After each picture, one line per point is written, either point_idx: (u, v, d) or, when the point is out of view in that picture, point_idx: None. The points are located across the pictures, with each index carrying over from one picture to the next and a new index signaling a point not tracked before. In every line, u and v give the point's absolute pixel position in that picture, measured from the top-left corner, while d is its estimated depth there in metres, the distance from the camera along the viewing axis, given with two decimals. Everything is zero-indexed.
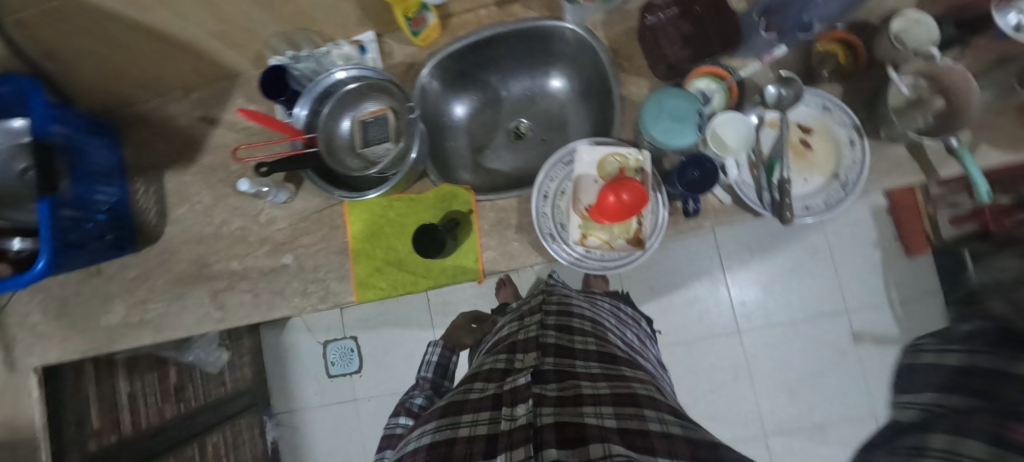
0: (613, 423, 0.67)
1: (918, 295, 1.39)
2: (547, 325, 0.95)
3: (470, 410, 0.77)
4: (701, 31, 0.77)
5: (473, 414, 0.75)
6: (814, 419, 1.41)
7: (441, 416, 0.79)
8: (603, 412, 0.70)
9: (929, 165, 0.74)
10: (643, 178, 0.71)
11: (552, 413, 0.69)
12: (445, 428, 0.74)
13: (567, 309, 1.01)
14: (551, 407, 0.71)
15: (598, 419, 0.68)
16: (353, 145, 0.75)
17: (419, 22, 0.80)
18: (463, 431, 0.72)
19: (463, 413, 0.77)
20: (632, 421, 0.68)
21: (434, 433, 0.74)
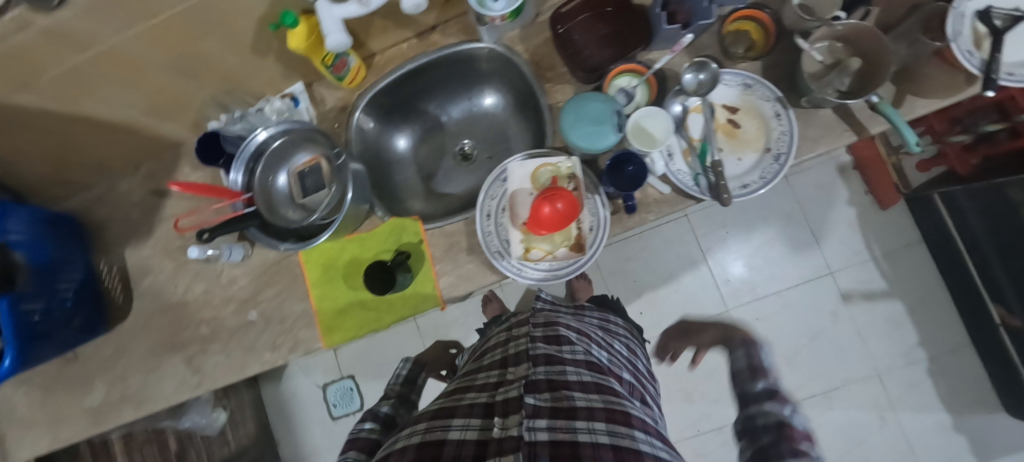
0: (606, 441, 0.67)
1: (899, 248, 1.39)
2: (534, 336, 0.91)
3: (460, 415, 0.75)
4: (617, 31, 0.78)
5: (462, 420, 0.73)
6: (819, 389, 1.40)
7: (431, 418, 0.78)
8: (595, 428, 0.68)
9: (861, 122, 0.74)
10: (576, 184, 0.72)
11: (546, 425, 0.67)
12: (437, 430, 0.72)
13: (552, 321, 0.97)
14: (546, 420, 0.68)
15: (591, 435, 0.67)
16: (292, 196, 0.76)
17: (341, 67, 0.80)
18: (454, 436, 0.70)
19: (454, 417, 0.76)
20: (625, 442, 0.68)
21: (426, 435, 0.72)
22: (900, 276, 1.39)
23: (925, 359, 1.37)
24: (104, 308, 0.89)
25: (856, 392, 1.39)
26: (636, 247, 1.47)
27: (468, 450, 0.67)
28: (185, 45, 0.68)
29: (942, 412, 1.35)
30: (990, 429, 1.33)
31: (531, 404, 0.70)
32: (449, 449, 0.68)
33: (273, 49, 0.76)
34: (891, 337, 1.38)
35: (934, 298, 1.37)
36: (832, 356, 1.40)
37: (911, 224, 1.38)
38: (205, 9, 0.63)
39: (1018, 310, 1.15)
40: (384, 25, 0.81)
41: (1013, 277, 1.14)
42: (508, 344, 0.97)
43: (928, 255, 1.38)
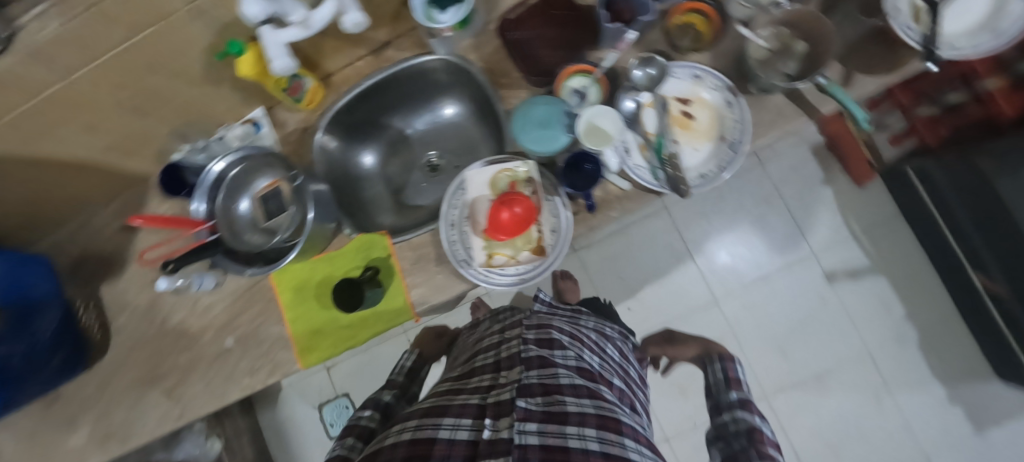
0: (597, 448, 0.64)
1: (881, 222, 1.37)
2: (526, 338, 0.85)
3: (453, 412, 0.72)
4: (567, 33, 0.80)
5: (454, 418, 0.70)
6: (812, 370, 1.36)
7: (424, 414, 0.75)
8: (586, 434, 0.65)
9: (812, 104, 0.74)
10: (533, 188, 0.74)
11: (536, 428, 0.64)
12: (428, 426, 0.70)
13: (547, 322, 0.91)
14: (537, 424, 0.65)
15: (581, 442, 0.64)
16: (255, 220, 0.77)
17: (296, 89, 0.81)
18: (444, 435, 0.67)
19: (445, 415, 0.72)
20: (614, 448, 0.66)
21: (416, 430, 0.70)
22: (882, 252, 1.37)
23: (916, 334, 1.34)
24: (84, 346, 0.89)
25: (852, 374, 1.34)
26: (620, 245, 1.41)
27: (457, 450, 0.65)
28: (136, 81, 0.69)
29: (936, 385, 1.32)
30: (985, 397, 1.30)
31: (523, 406, 0.67)
32: (438, 449, 0.65)
33: (226, 77, 0.77)
34: (880, 317, 1.35)
35: (919, 270, 1.35)
36: (827, 339, 1.36)
37: (888, 199, 1.37)
38: (148, 45, 0.64)
39: (1002, 281, 1.12)
40: (336, 45, 0.82)
41: (991, 245, 1.12)
42: (500, 347, 0.88)
43: (909, 230, 1.36)
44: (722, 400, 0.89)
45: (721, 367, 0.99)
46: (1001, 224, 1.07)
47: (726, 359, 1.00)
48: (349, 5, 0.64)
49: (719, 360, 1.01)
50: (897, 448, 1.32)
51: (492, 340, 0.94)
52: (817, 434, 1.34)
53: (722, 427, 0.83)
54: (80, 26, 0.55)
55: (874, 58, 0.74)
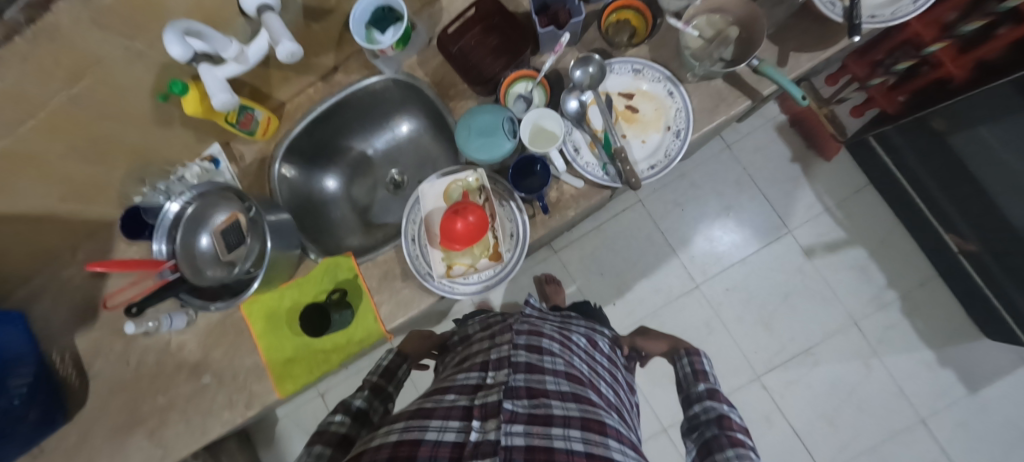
0: (581, 449, 0.64)
1: (853, 193, 1.33)
2: (516, 343, 0.82)
3: (439, 413, 0.70)
4: (507, 41, 0.79)
5: (441, 420, 0.68)
6: (800, 347, 1.32)
7: (410, 416, 0.71)
8: (570, 436, 0.66)
9: (751, 86, 0.76)
10: (486, 195, 0.74)
11: (522, 430, 0.65)
12: (415, 428, 0.67)
13: (536, 327, 0.88)
14: (523, 426, 0.65)
15: (566, 443, 0.64)
16: (217, 255, 0.77)
17: (248, 122, 0.81)
18: (431, 437, 0.65)
19: (432, 417, 0.69)
20: (598, 450, 0.66)
21: (404, 431, 0.67)
22: (856, 221, 1.33)
23: (896, 299, 1.30)
24: (62, 399, 0.88)
25: (842, 345, 1.30)
26: (598, 242, 1.40)
27: (443, 451, 0.64)
28: (84, 129, 0.70)
29: (923, 347, 1.28)
30: (977, 357, 1.26)
31: (509, 409, 0.67)
32: (425, 451, 0.63)
33: (177, 117, 0.78)
34: (858, 285, 1.31)
35: (894, 235, 1.31)
36: (818, 316, 1.32)
37: (858, 170, 1.34)
38: (89, 93, 0.65)
39: (973, 238, 1.13)
40: (284, 74, 0.83)
41: (959, 204, 1.13)
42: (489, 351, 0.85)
43: (880, 198, 1.32)
44: (691, 391, 0.89)
45: (688, 362, 0.95)
46: (963, 182, 1.09)
47: (694, 354, 0.96)
48: (281, 36, 0.64)
49: (685, 355, 0.97)
50: (892, 414, 1.27)
51: (479, 346, 0.91)
52: (809, 408, 1.29)
53: (694, 419, 0.84)
54: (19, 81, 0.58)
55: (805, 35, 0.75)
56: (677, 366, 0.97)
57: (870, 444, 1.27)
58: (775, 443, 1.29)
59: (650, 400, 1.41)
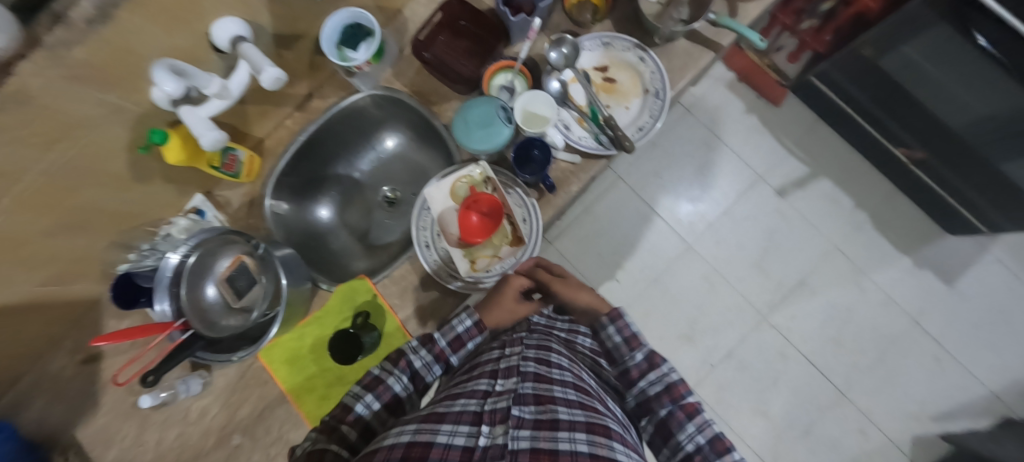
0: (586, 451, 0.52)
1: (807, 130, 1.44)
2: (526, 353, 0.68)
3: (448, 417, 0.56)
4: (476, 38, 0.82)
5: (451, 424, 0.55)
6: (794, 280, 1.40)
7: (421, 417, 0.58)
8: (578, 439, 0.53)
9: (712, 40, 0.81)
10: (493, 185, 0.75)
11: (529, 434, 0.53)
12: (426, 430, 0.54)
13: (547, 339, 0.73)
14: (529, 432, 0.53)
15: (572, 445, 0.52)
16: (227, 303, 0.73)
17: (231, 163, 0.79)
18: (442, 439, 0.53)
19: (443, 421, 0.56)
20: (604, 451, 0.54)
21: (413, 433, 0.54)
22: (815, 155, 1.43)
23: (867, 217, 1.40)
24: None
25: (831, 270, 1.39)
26: (590, 224, 1.43)
27: (453, 454, 0.51)
28: (65, 200, 0.65)
29: (900, 255, 1.38)
30: (947, 254, 1.37)
31: (517, 414, 0.55)
32: (435, 453, 0.51)
33: (159, 171, 0.75)
34: (831, 213, 1.41)
35: (852, 160, 1.42)
36: (802, 247, 1.40)
37: (805, 108, 1.44)
38: (68, 156, 0.61)
39: (920, 147, 1.25)
40: (261, 108, 0.81)
41: (901, 120, 1.24)
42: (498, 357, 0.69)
43: (831, 130, 1.43)
44: (627, 364, 0.73)
45: (615, 329, 0.75)
46: (900, 99, 1.19)
47: (615, 316, 0.75)
48: (263, 63, 0.63)
49: (607, 322, 0.76)
50: (887, 321, 1.37)
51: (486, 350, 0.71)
52: (815, 337, 1.38)
53: (641, 396, 0.72)
54: None
55: None
56: (601, 338, 0.76)
57: (876, 356, 1.36)
58: (795, 377, 1.36)
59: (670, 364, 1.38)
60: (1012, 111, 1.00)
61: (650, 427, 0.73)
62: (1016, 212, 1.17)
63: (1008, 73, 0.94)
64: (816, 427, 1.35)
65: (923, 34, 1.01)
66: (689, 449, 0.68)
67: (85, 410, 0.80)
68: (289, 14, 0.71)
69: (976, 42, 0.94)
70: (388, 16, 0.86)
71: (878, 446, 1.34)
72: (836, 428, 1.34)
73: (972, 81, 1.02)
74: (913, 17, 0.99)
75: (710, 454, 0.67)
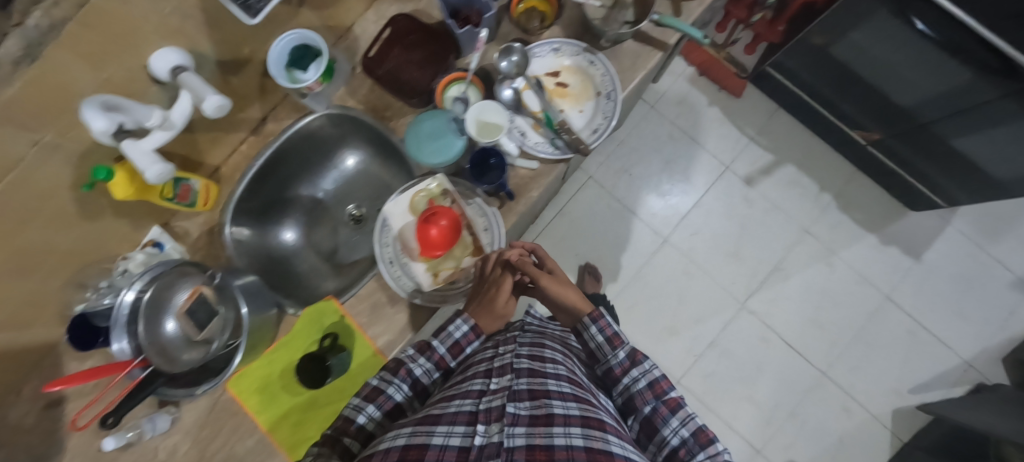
0: (581, 444, 0.54)
1: (768, 119, 1.46)
2: (518, 350, 0.71)
3: (443, 417, 0.58)
4: (428, 51, 0.83)
5: (447, 425, 0.57)
6: (768, 265, 1.42)
7: (417, 418, 0.60)
8: (572, 432, 0.55)
9: (658, 40, 0.83)
10: (452, 197, 0.75)
11: (524, 431, 0.55)
12: (422, 431, 0.56)
13: (540, 338, 0.77)
14: (524, 428, 0.55)
15: (567, 441, 0.54)
16: (187, 337, 0.71)
17: (185, 193, 0.78)
18: (438, 441, 0.54)
19: (438, 421, 0.58)
20: (599, 444, 0.56)
21: (409, 436, 0.56)
22: (777, 142, 1.45)
23: (832, 199, 1.43)
24: None
25: (802, 253, 1.41)
26: (565, 226, 1.44)
27: (450, 455, 0.53)
28: (8, 244, 0.63)
29: (867, 234, 1.41)
30: (911, 230, 1.40)
31: (511, 411, 0.57)
32: (431, 455, 0.53)
33: (109, 207, 0.73)
34: (798, 197, 1.43)
35: (813, 145, 1.45)
36: (773, 232, 1.42)
37: (765, 97, 1.47)
38: (5, 200, 0.59)
39: (876, 128, 1.28)
40: (212, 135, 0.80)
41: (856, 103, 1.26)
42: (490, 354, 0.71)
43: (791, 117, 1.46)
44: (610, 363, 0.76)
45: (597, 329, 0.78)
46: (853, 84, 1.22)
47: (598, 316, 0.79)
48: (205, 91, 0.63)
49: (589, 322, 0.79)
50: (859, 298, 1.39)
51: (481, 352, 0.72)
52: (794, 320, 1.39)
53: (626, 393, 0.75)
54: None
55: None
56: (585, 338, 0.80)
57: (853, 334, 1.38)
58: (777, 360, 1.38)
59: (655, 357, 1.38)
60: (956, 89, 1.03)
61: (635, 425, 0.74)
62: (971, 185, 1.21)
63: (949, 54, 0.98)
64: (801, 409, 1.36)
65: (867, 20, 1.04)
66: (674, 443, 0.69)
67: (47, 460, 0.77)
68: (230, 40, 0.70)
69: (914, 26, 0.97)
70: (338, 35, 0.86)
71: (859, 423, 1.36)
72: (820, 408, 1.36)
73: (916, 62, 1.05)
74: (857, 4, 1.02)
75: (694, 447, 0.68)
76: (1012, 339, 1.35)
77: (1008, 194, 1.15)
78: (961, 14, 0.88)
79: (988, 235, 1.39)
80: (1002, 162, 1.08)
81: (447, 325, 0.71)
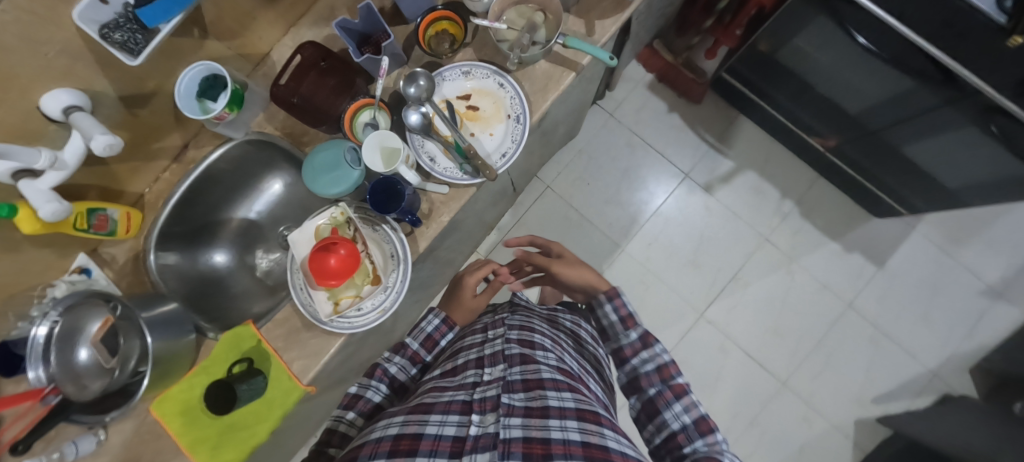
0: (578, 439, 0.60)
1: (728, 126, 1.44)
2: (508, 338, 0.80)
3: (438, 408, 0.66)
4: (341, 75, 0.82)
5: (441, 415, 0.65)
6: (728, 274, 1.39)
7: (411, 407, 0.68)
8: (568, 425, 0.61)
9: (570, 61, 0.81)
10: (355, 226, 0.76)
11: (520, 422, 0.61)
12: (415, 421, 0.64)
13: (529, 322, 0.87)
14: (519, 418, 0.62)
15: (563, 434, 0.60)
16: (99, 364, 0.73)
17: (103, 223, 0.79)
18: (431, 431, 0.62)
19: (433, 410, 0.66)
20: (595, 439, 0.61)
21: (402, 425, 0.64)
22: (738, 148, 1.43)
23: (794, 206, 1.40)
24: None
25: (762, 260, 1.39)
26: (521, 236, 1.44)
27: (444, 445, 0.61)
28: None
29: (828, 241, 1.38)
30: (874, 237, 1.37)
31: (506, 403, 0.64)
32: (426, 445, 0.60)
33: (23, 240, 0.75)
34: (758, 203, 1.41)
35: (774, 151, 1.42)
36: (734, 239, 1.40)
37: (725, 103, 1.44)
38: None
39: (831, 134, 1.25)
40: (129, 166, 0.82)
41: (811, 110, 1.23)
42: (483, 347, 0.81)
43: (751, 123, 1.43)
44: (621, 342, 0.80)
45: (611, 308, 0.82)
46: (804, 89, 1.19)
47: (614, 295, 0.83)
48: (94, 132, 0.65)
49: (604, 300, 0.83)
50: (822, 306, 1.36)
51: (472, 339, 0.86)
52: (753, 329, 1.37)
53: (633, 373, 0.77)
54: None
55: (602, 5, 0.83)
56: (599, 315, 0.84)
57: (813, 341, 1.35)
58: (735, 370, 1.35)
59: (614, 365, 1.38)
60: (899, 96, 1.00)
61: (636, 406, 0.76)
62: (928, 192, 1.17)
63: (888, 63, 0.95)
64: (761, 419, 1.33)
65: (805, 26, 1.01)
66: (675, 428, 0.70)
67: None
68: (129, 75, 0.73)
69: (856, 39, 0.95)
70: (255, 62, 0.88)
71: (821, 433, 1.32)
72: (781, 418, 1.33)
73: (859, 69, 1.02)
74: (795, 11, 0.99)
75: (693, 433, 0.68)
76: (981, 348, 1.31)
77: (964, 201, 1.12)
78: (893, 23, 0.85)
79: (955, 241, 1.35)
80: (955, 170, 1.05)
81: (420, 322, 0.88)
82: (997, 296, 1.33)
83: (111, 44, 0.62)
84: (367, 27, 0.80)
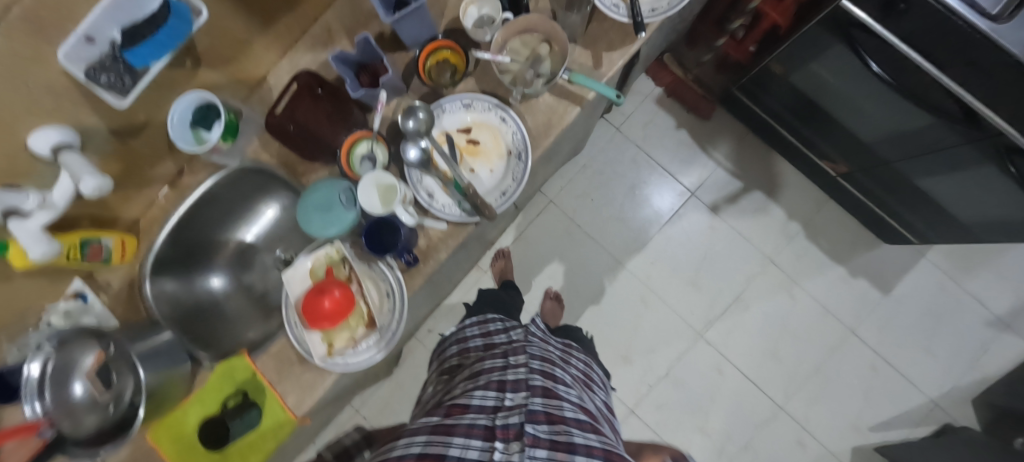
0: None
1: (736, 144, 1.41)
2: (530, 367, 0.78)
3: (461, 430, 0.64)
4: (335, 103, 0.78)
5: (463, 438, 0.63)
6: (731, 295, 1.37)
7: (433, 428, 0.68)
8: None
9: (575, 95, 0.78)
10: (350, 266, 0.78)
11: (546, 454, 0.60)
12: (438, 442, 0.64)
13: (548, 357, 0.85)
14: (545, 450, 0.60)
15: None
16: (94, 398, 0.71)
17: (97, 252, 0.77)
18: (454, 454, 0.61)
19: (455, 431, 0.64)
20: None
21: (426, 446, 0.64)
22: (745, 167, 1.40)
23: (800, 228, 1.37)
24: None
25: (766, 282, 1.37)
26: (522, 252, 1.42)
27: None
28: None
29: (833, 265, 1.36)
30: (881, 263, 1.35)
31: (531, 432, 0.61)
32: None
33: None
34: (764, 224, 1.38)
35: (782, 171, 1.39)
36: (739, 259, 1.38)
37: (734, 121, 1.41)
38: None
39: (842, 160, 1.21)
40: (122, 194, 0.82)
41: (823, 135, 1.19)
42: (505, 369, 0.77)
43: (761, 142, 1.40)
44: None
45: None
46: (816, 114, 1.15)
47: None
48: (83, 173, 0.64)
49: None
50: (823, 329, 1.35)
51: (491, 362, 0.82)
52: (754, 350, 1.36)
53: None
54: None
55: (610, 38, 0.80)
56: None
57: (814, 365, 1.34)
58: (732, 392, 1.35)
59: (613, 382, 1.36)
60: (915, 131, 0.96)
61: None
62: (939, 224, 1.14)
63: (907, 99, 0.91)
64: (756, 441, 1.33)
65: (821, 52, 0.97)
66: None
67: None
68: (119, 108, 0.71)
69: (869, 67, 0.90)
70: (250, 87, 0.86)
71: (816, 457, 1.32)
72: (776, 442, 1.32)
73: (875, 100, 0.98)
74: (810, 38, 0.96)
75: None
76: (983, 379, 1.29)
77: (975, 235, 1.09)
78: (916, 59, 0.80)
79: (965, 270, 1.33)
80: (968, 207, 1.02)
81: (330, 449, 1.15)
82: (1004, 328, 1.31)
83: (98, 86, 0.60)
84: (363, 57, 0.77)
